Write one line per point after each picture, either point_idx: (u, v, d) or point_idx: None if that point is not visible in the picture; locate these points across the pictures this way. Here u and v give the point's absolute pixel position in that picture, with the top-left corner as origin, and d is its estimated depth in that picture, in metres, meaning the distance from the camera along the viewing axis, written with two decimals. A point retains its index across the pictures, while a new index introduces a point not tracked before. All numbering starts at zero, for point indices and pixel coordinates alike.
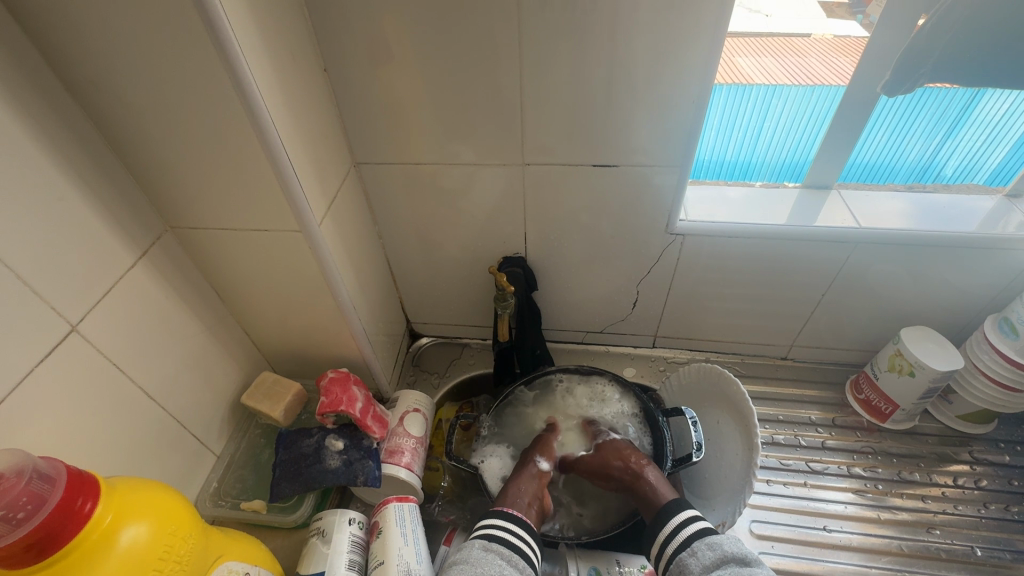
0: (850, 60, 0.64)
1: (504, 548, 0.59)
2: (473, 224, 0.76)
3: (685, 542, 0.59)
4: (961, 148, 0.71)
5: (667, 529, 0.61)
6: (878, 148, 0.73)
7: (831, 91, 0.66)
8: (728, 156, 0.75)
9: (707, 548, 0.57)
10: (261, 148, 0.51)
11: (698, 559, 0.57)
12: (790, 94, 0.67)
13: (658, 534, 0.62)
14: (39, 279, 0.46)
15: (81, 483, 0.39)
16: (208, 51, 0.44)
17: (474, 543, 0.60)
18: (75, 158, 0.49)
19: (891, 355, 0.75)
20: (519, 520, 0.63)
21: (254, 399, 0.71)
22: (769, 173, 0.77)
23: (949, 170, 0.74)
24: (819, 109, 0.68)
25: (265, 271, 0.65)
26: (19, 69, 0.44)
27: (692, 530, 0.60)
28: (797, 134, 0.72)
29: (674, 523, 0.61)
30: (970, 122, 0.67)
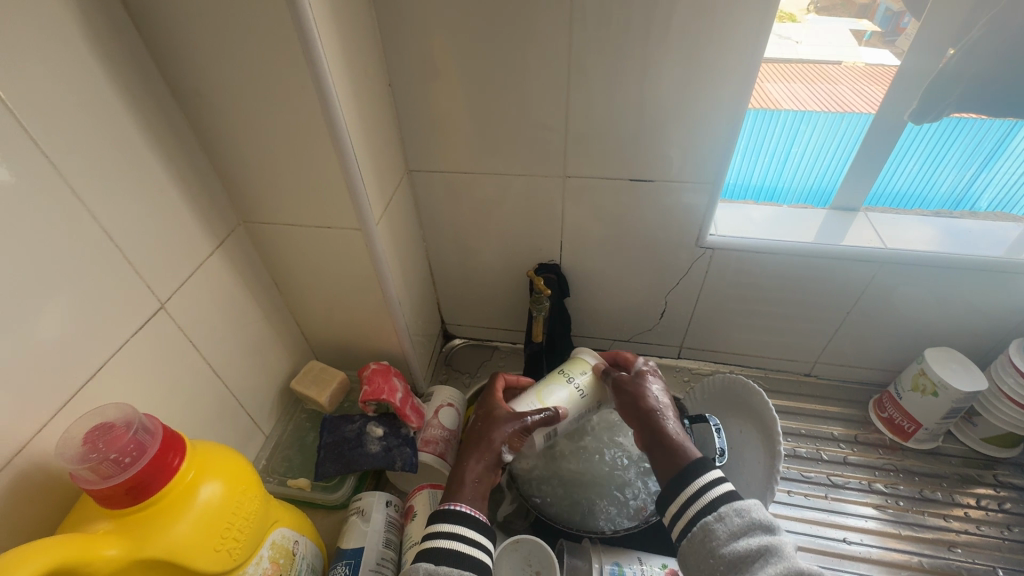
0: (878, 89, 0.68)
1: (453, 572, 0.49)
2: (513, 230, 0.81)
3: (712, 504, 0.49)
4: (997, 180, 0.73)
5: (696, 486, 0.51)
6: (910, 176, 0.76)
7: (860, 119, 0.70)
8: (754, 177, 0.79)
9: (735, 514, 0.48)
10: (335, 153, 0.57)
11: (725, 524, 0.48)
12: (817, 121, 0.71)
13: (682, 493, 0.51)
14: (140, 261, 0.53)
15: (173, 438, 0.44)
16: (299, 66, 0.50)
17: (419, 568, 0.49)
18: (174, 155, 0.55)
19: (915, 374, 0.77)
20: (474, 523, 0.53)
21: (302, 385, 0.77)
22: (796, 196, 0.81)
23: (985, 202, 0.76)
24: (848, 136, 0.72)
25: (322, 265, 0.71)
26: (138, 78, 0.51)
27: (719, 492, 0.50)
28: (826, 160, 0.75)
29: (700, 484, 0.51)
30: (1005, 156, 0.69)
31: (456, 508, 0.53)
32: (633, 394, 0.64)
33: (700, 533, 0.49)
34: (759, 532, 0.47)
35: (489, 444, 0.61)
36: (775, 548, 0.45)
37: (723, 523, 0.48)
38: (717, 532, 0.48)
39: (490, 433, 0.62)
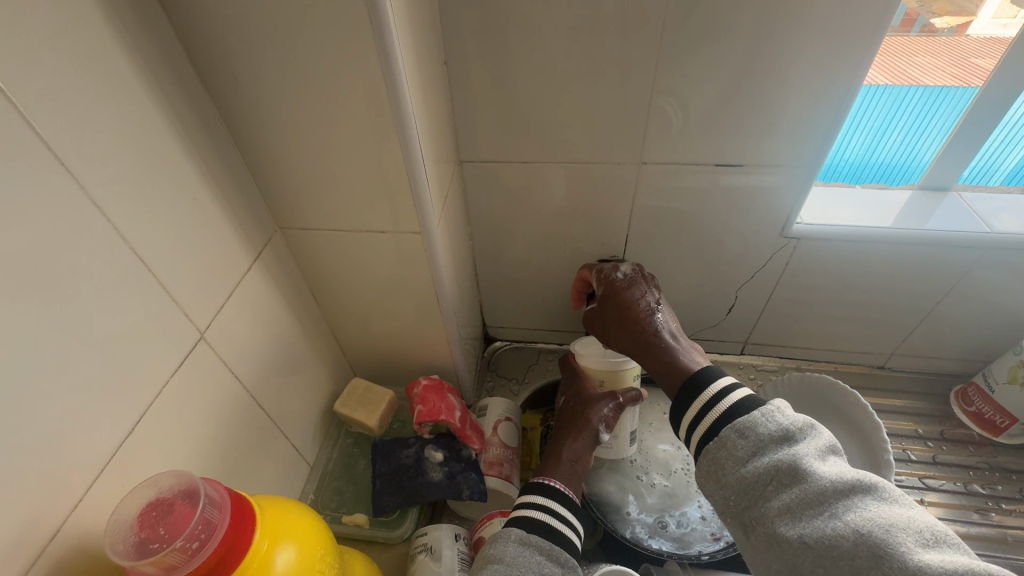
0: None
1: (542, 540, 0.51)
2: (572, 224, 0.74)
3: (726, 416, 0.46)
4: (977, 148, 0.69)
5: (706, 397, 0.48)
6: (892, 146, 0.70)
7: (892, 90, 0.63)
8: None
9: (738, 437, 0.44)
10: (396, 144, 0.48)
11: (732, 448, 0.44)
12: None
13: (694, 406, 0.48)
14: (174, 285, 0.44)
15: (241, 506, 0.36)
16: (361, 40, 0.41)
17: (510, 534, 0.51)
18: (205, 155, 0.46)
19: (1012, 366, 0.71)
20: (564, 501, 0.56)
21: (348, 407, 0.69)
22: (844, 176, 0.73)
23: (968, 169, 0.71)
24: None
25: (370, 274, 0.62)
26: (162, 60, 0.41)
27: (735, 401, 0.46)
28: None
29: (712, 394, 0.48)
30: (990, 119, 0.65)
31: (548, 484, 0.57)
32: (630, 304, 0.61)
33: (710, 459, 0.45)
34: (771, 449, 0.42)
35: (585, 426, 0.64)
36: (789, 469, 0.40)
37: (736, 447, 0.44)
38: (727, 458, 0.44)
39: (586, 413, 0.65)
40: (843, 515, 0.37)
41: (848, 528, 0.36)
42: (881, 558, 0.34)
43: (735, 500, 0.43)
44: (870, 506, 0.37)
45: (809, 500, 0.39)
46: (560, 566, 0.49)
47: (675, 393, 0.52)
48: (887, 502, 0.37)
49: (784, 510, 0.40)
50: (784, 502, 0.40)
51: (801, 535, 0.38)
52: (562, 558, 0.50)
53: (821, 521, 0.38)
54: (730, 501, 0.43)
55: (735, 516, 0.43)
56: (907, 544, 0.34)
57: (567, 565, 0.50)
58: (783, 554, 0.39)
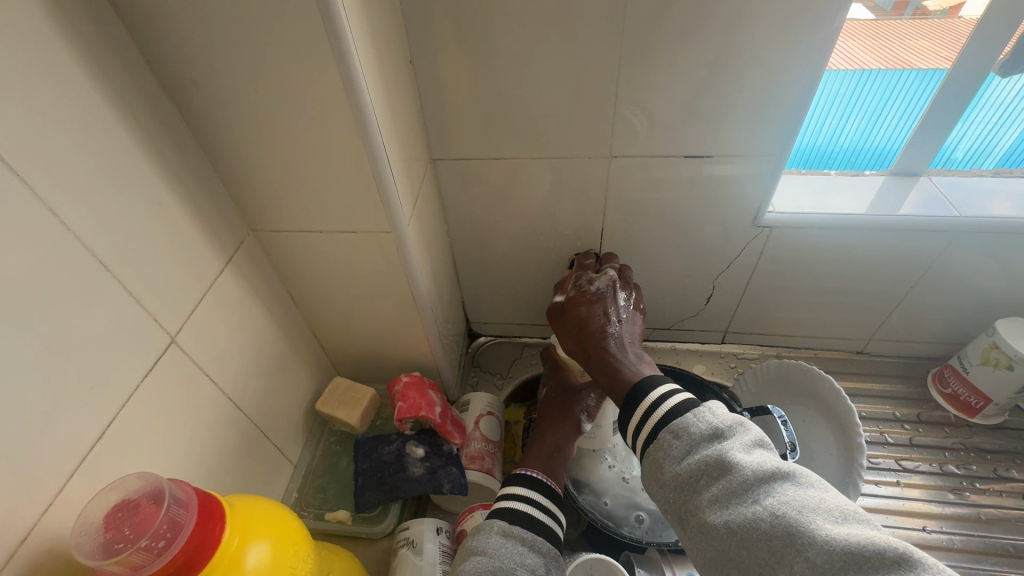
0: (857, 45, 0.62)
1: (525, 531, 0.52)
2: (547, 219, 0.75)
3: (666, 417, 0.48)
4: (972, 130, 0.69)
5: (648, 402, 0.51)
6: (887, 132, 0.70)
7: (886, 75, 0.63)
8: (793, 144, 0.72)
9: (674, 437, 0.47)
10: (361, 145, 0.48)
11: (671, 447, 0.46)
12: (841, 78, 0.64)
13: (639, 410, 0.51)
14: (142, 290, 0.44)
15: (210, 506, 0.37)
16: (318, 42, 0.42)
17: (493, 526, 0.52)
18: (171, 160, 0.47)
19: (985, 348, 0.72)
20: (546, 489, 0.57)
21: (330, 406, 0.70)
22: (839, 164, 0.74)
23: (960, 154, 0.72)
24: (829, 95, 0.66)
25: (345, 275, 0.63)
26: (122, 68, 0.42)
27: (674, 404, 0.49)
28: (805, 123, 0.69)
29: (654, 399, 0.51)
30: (981, 102, 0.65)
31: (531, 475, 0.59)
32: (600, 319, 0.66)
33: (651, 460, 0.48)
34: (702, 446, 0.45)
35: (570, 417, 0.69)
36: (718, 463, 0.43)
37: (671, 448, 0.46)
38: (666, 457, 0.46)
39: (569, 404, 0.70)
40: (762, 500, 0.40)
41: (768, 513, 0.39)
42: (797, 539, 0.37)
43: (673, 496, 0.45)
44: (788, 491, 0.40)
45: (735, 491, 0.41)
46: (541, 555, 0.51)
47: (621, 402, 0.56)
48: (804, 486, 0.40)
49: (714, 500, 0.42)
50: (714, 493, 0.42)
51: (727, 523, 0.40)
52: (544, 548, 0.52)
53: (745, 508, 0.40)
54: (668, 498, 0.46)
55: (674, 511, 0.45)
56: (818, 523, 0.37)
57: (548, 555, 0.51)
58: (715, 543, 0.41)
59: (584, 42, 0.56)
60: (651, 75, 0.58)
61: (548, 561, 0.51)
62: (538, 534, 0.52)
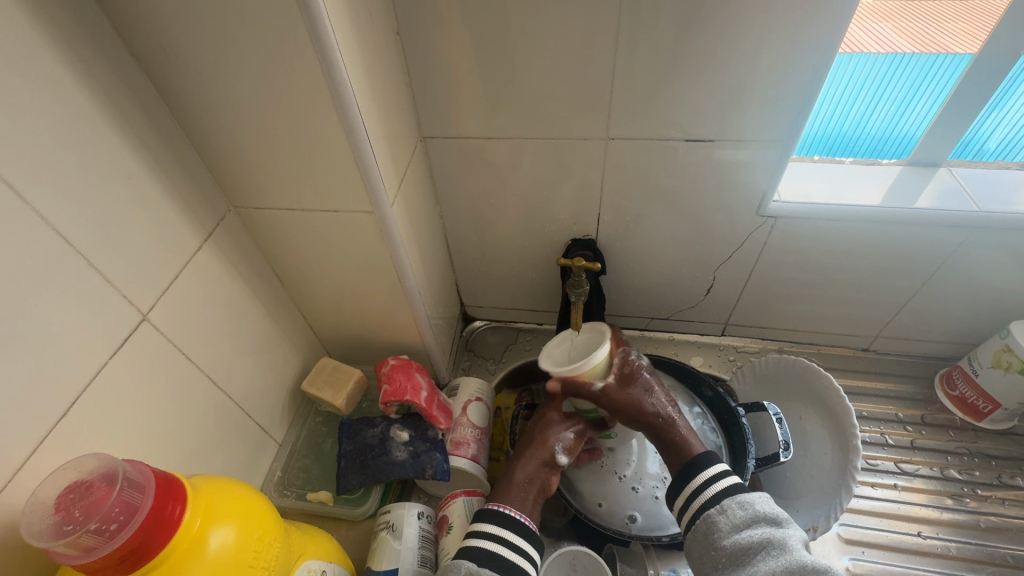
0: (890, 26, 0.59)
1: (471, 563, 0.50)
2: (540, 201, 0.72)
3: (713, 499, 0.51)
4: (1007, 120, 0.64)
5: (694, 484, 0.53)
6: (916, 120, 0.66)
7: (919, 59, 0.60)
8: (818, 129, 0.69)
9: (737, 506, 0.50)
10: (338, 120, 0.46)
11: (727, 517, 0.50)
12: (872, 62, 0.60)
13: (685, 490, 0.53)
14: (110, 265, 0.43)
15: (168, 488, 0.37)
16: (286, 8, 0.39)
17: (461, 567, 0.50)
18: (143, 132, 0.45)
19: (996, 350, 0.69)
20: (516, 527, 0.53)
21: (316, 386, 0.69)
22: (865, 151, 0.70)
23: (993, 145, 0.67)
24: (857, 76, 0.62)
25: (330, 255, 0.61)
26: (84, 32, 0.40)
27: (720, 487, 0.52)
28: (831, 106, 0.66)
29: (699, 481, 0.53)
30: (1019, 91, 0.61)
31: (503, 511, 0.54)
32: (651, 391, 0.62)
33: (704, 526, 0.51)
34: (762, 524, 0.48)
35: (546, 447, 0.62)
36: (778, 541, 0.46)
37: (727, 514, 0.50)
38: (721, 524, 0.50)
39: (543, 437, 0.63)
40: None
41: None
42: None
43: (724, 564, 0.48)
44: None
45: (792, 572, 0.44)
46: None
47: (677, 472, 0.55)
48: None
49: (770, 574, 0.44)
50: (771, 568, 0.45)
51: None
52: None
53: None
54: (717, 564, 0.49)
55: None
56: None
57: None
58: None
59: (580, 16, 0.53)
60: (652, 53, 0.55)
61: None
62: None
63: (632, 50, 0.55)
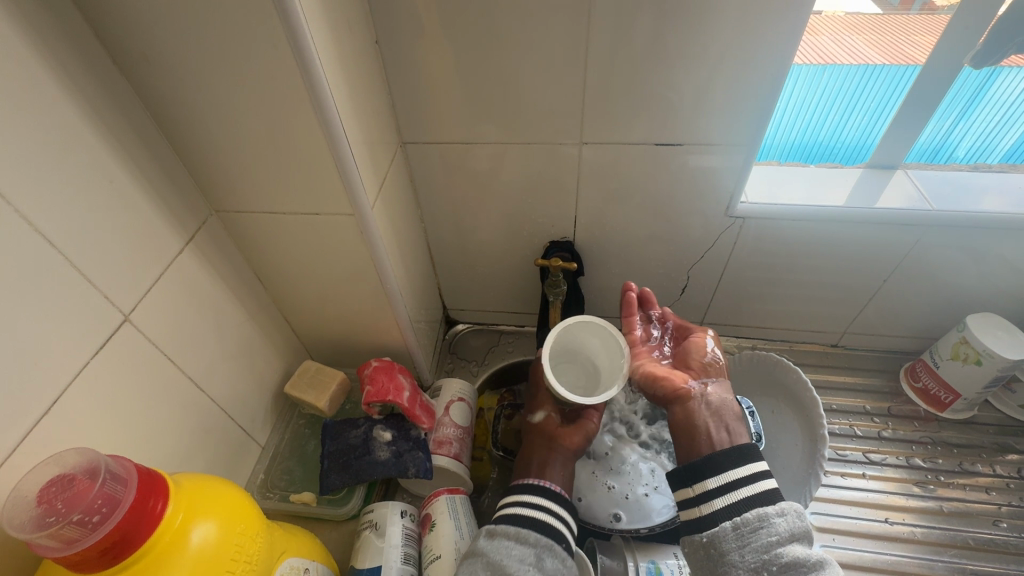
0: (862, 39, 0.63)
1: (509, 528, 0.56)
2: (519, 205, 0.74)
3: (769, 496, 0.51)
4: (975, 128, 0.69)
5: (747, 475, 0.53)
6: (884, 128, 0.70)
7: (890, 70, 0.63)
8: (794, 136, 0.72)
9: (795, 518, 0.50)
10: (318, 125, 0.48)
11: (784, 522, 0.50)
12: (845, 73, 0.64)
13: (733, 474, 0.53)
14: (91, 267, 0.44)
15: (150, 483, 0.38)
16: (266, 15, 0.41)
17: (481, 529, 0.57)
18: (124, 137, 0.46)
19: (955, 343, 0.72)
20: (546, 496, 0.59)
21: (298, 390, 0.70)
22: (843, 158, 0.74)
23: (962, 152, 0.72)
24: (832, 89, 0.65)
25: (312, 258, 0.63)
26: (66, 38, 0.41)
27: (772, 487, 0.52)
28: (808, 116, 0.69)
29: (756, 472, 0.53)
30: (985, 102, 0.65)
31: (533, 482, 0.60)
32: (693, 348, 0.68)
33: (755, 520, 0.50)
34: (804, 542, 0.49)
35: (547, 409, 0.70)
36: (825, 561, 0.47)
37: (786, 519, 0.50)
38: (776, 526, 0.49)
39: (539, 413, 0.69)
40: None
41: None
42: None
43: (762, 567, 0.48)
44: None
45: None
46: (531, 545, 0.54)
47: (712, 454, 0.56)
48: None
49: None
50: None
51: None
52: (532, 540, 0.54)
53: None
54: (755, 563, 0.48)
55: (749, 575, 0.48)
56: None
57: (539, 544, 0.54)
58: None
59: (553, 25, 0.55)
60: (621, 61, 0.57)
61: (541, 551, 0.54)
62: (520, 527, 0.55)
63: (603, 57, 0.57)
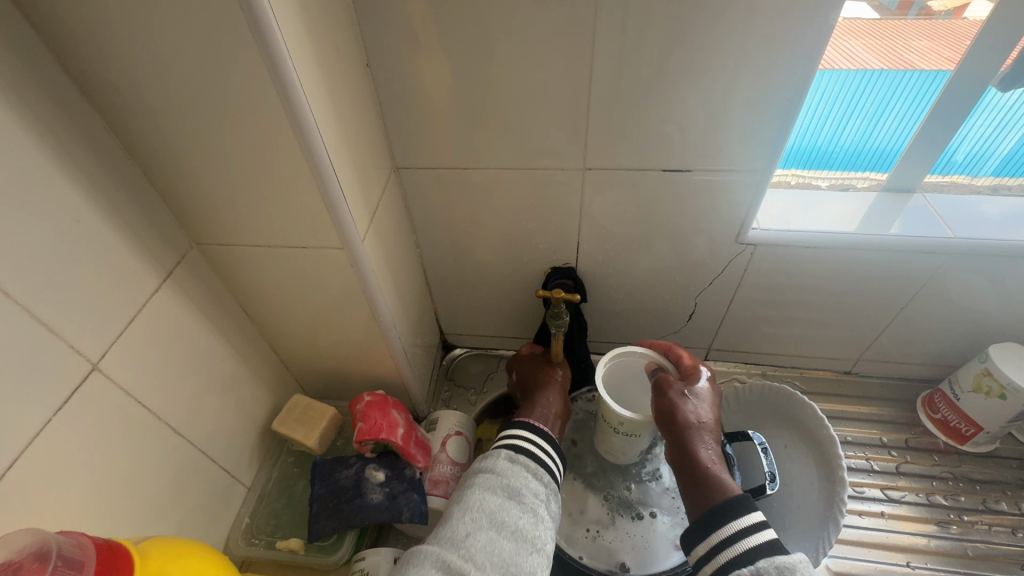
0: (860, 45, 0.57)
1: (528, 460, 0.54)
2: (518, 230, 0.71)
3: (749, 555, 0.46)
4: (974, 133, 0.63)
5: (724, 534, 0.49)
6: (887, 133, 0.64)
7: (888, 76, 0.58)
8: (787, 144, 0.66)
9: (776, 573, 0.44)
10: (304, 156, 0.45)
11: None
12: (842, 78, 0.58)
13: (711, 537, 0.49)
14: (57, 314, 0.41)
15: (114, 560, 0.34)
16: (245, 43, 0.38)
17: (499, 453, 0.54)
18: (94, 171, 0.43)
19: (977, 374, 0.69)
20: (543, 435, 0.57)
21: (287, 426, 0.66)
22: (839, 164, 0.68)
23: (960, 157, 0.66)
24: (827, 93, 0.60)
25: (300, 290, 0.59)
26: (29, 69, 0.38)
27: (757, 541, 0.47)
28: (800, 124, 0.63)
29: (734, 528, 0.49)
30: (983, 106, 0.60)
31: (534, 424, 0.59)
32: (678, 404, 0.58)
33: None
34: None
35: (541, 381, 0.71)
36: None
37: None
38: None
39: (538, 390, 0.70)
40: None
41: None
42: None
43: None
44: None
45: None
46: (543, 484, 0.53)
47: (705, 513, 0.51)
48: None
49: None
50: None
51: None
52: (545, 479, 0.53)
53: None
54: None
55: None
56: None
57: (548, 486, 0.53)
58: None
59: (554, 47, 0.52)
60: (625, 84, 0.54)
61: (550, 494, 0.53)
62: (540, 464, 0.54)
63: (606, 80, 0.54)
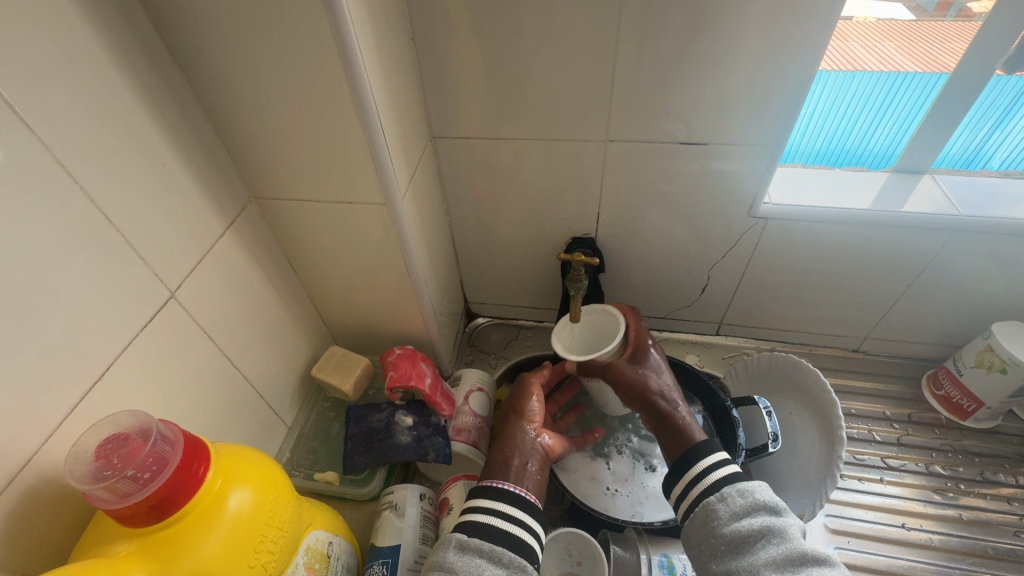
0: (893, 46, 0.62)
1: (484, 542, 0.51)
2: (542, 201, 0.76)
3: (715, 485, 0.53)
4: (1011, 140, 0.68)
5: (692, 473, 0.54)
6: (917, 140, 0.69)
7: (921, 79, 0.63)
8: (820, 142, 0.72)
9: (738, 495, 0.51)
10: (356, 116, 0.50)
11: (728, 505, 0.51)
12: (874, 80, 0.64)
13: (684, 476, 0.55)
14: (143, 245, 0.47)
15: (195, 448, 0.40)
16: (312, 11, 0.43)
17: (451, 540, 0.52)
18: (175, 123, 0.49)
19: (979, 350, 0.72)
20: (511, 499, 0.54)
21: (325, 373, 0.73)
22: (871, 164, 0.73)
23: (996, 164, 0.71)
24: (860, 94, 0.65)
25: (342, 246, 0.65)
26: (129, 30, 0.44)
27: (722, 474, 0.53)
28: (833, 122, 0.70)
29: (701, 465, 0.54)
30: (1022, 113, 0.64)
31: (499, 486, 0.55)
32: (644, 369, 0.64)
33: (702, 513, 0.52)
34: (763, 513, 0.50)
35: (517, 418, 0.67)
36: (779, 530, 0.48)
37: (727, 503, 0.51)
38: (721, 513, 0.51)
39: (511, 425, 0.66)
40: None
41: None
42: None
43: (723, 551, 0.49)
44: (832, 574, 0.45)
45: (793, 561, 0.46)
46: (504, 566, 0.50)
47: (679, 458, 0.56)
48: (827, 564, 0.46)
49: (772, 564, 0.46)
50: (773, 556, 0.46)
51: None
52: (506, 559, 0.50)
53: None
54: (716, 551, 0.50)
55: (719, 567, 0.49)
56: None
57: (511, 565, 0.50)
58: None
59: (583, 24, 0.56)
60: (649, 60, 0.58)
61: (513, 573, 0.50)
62: (495, 543, 0.51)
63: (631, 56, 0.58)
